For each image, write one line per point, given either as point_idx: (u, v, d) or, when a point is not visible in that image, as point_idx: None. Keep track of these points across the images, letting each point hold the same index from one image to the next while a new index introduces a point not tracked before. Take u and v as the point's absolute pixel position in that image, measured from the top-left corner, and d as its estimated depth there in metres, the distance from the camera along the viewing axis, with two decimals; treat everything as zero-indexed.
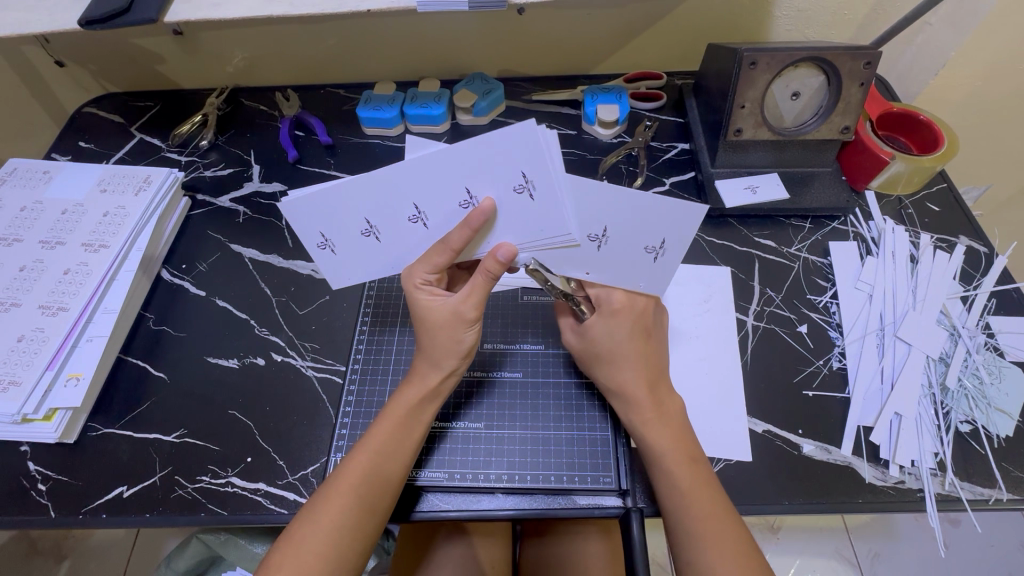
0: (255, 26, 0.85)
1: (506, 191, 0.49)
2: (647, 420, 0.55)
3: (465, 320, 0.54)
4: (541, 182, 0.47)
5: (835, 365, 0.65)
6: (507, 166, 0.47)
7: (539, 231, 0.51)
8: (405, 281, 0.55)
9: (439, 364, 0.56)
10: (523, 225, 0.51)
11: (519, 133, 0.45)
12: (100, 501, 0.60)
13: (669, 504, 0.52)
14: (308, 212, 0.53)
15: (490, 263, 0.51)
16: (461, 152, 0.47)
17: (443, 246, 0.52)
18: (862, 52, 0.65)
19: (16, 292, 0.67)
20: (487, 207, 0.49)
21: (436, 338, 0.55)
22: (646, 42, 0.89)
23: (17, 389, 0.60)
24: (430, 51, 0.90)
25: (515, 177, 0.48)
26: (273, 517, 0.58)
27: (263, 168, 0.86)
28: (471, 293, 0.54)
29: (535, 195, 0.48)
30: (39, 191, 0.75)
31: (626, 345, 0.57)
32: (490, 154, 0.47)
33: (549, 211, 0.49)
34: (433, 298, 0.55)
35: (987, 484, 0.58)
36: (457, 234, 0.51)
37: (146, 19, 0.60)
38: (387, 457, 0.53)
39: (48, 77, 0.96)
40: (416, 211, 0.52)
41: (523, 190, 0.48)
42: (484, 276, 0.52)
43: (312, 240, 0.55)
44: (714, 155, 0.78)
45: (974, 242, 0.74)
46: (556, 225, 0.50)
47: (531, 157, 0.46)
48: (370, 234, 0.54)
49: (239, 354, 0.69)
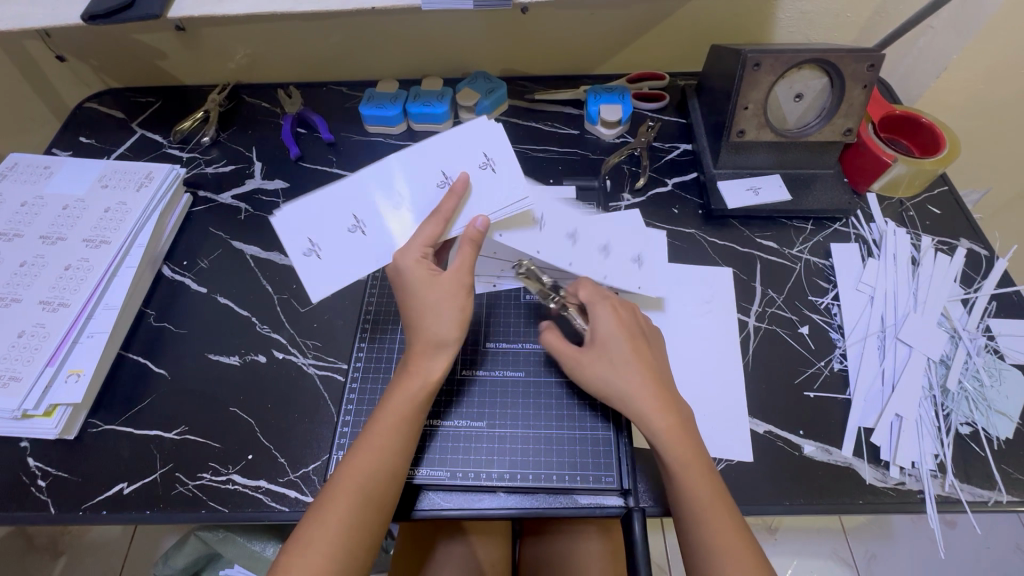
0: (259, 22, 0.85)
1: (473, 169, 0.60)
2: (667, 430, 0.53)
3: (461, 284, 0.56)
4: (499, 156, 0.60)
5: (836, 367, 0.66)
6: (471, 151, 0.61)
7: (508, 198, 0.59)
8: (400, 262, 0.55)
9: (443, 343, 0.56)
10: (493, 197, 0.59)
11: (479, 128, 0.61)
12: (100, 498, 0.59)
13: (686, 513, 0.52)
14: (296, 215, 0.58)
15: (473, 229, 0.56)
16: (437, 153, 0.60)
17: (437, 216, 0.56)
18: (865, 54, 0.65)
19: (15, 287, 0.66)
20: (463, 179, 0.58)
21: (433, 311, 0.56)
22: (649, 43, 0.89)
23: (18, 384, 0.59)
24: (433, 49, 0.90)
25: (478, 158, 0.60)
26: (274, 515, 0.58)
27: (265, 165, 0.86)
28: (465, 261, 0.56)
29: (497, 167, 0.60)
30: (40, 186, 0.75)
31: (626, 348, 0.57)
32: (461, 151, 0.60)
33: (507, 180, 0.60)
34: (432, 271, 0.56)
35: (986, 485, 0.58)
36: (444, 203, 0.57)
37: (150, 15, 0.59)
38: (394, 455, 0.53)
39: (49, 72, 0.96)
40: (401, 199, 0.59)
41: (486, 166, 0.60)
42: (470, 243, 0.56)
43: (300, 247, 0.58)
44: (716, 156, 0.78)
45: (974, 245, 0.74)
46: (516, 188, 0.59)
47: (493, 143, 0.61)
48: (356, 229, 0.59)
49: (240, 352, 0.69)
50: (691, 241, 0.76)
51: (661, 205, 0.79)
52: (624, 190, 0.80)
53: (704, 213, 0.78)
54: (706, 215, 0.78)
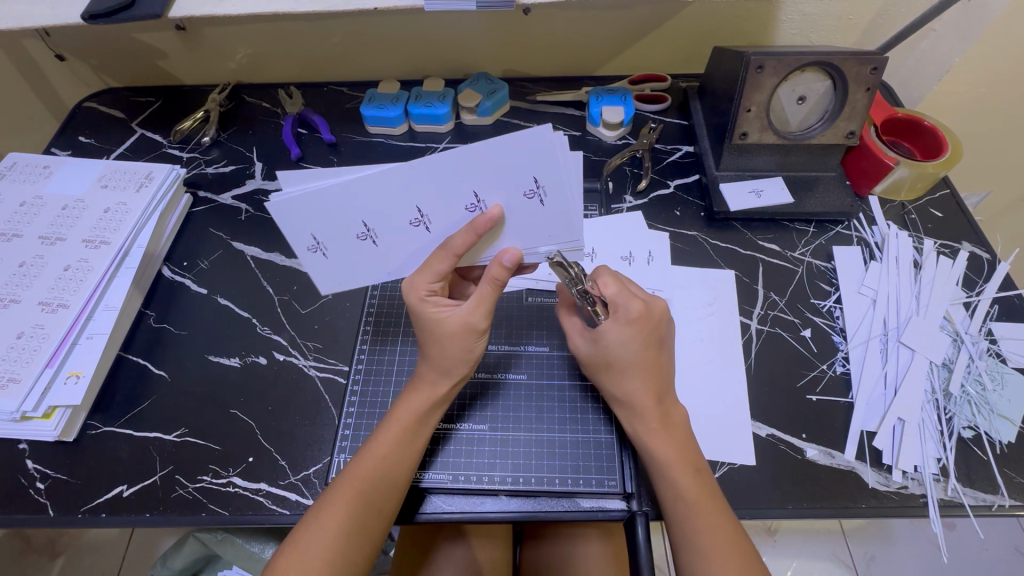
0: (260, 22, 0.85)
1: (516, 198, 0.50)
2: (656, 432, 0.55)
3: (476, 331, 0.54)
4: (553, 188, 0.48)
5: (838, 370, 0.66)
6: (519, 173, 0.48)
7: (544, 235, 0.53)
8: (410, 294, 0.54)
9: (449, 372, 0.56)
10: (530, 229, 0.52)
11: (539, 141, 0.46)
12: (99, 500, 0.59)
13: (674, 514, 0.52)
14: (297, 216, 0.52)
15: (495, 269, 0.52)
16: (464, 158, 0.47)
17: (445, 252, 0.51)
18: (869, 57, 0.65)
19: (14, 288, 0.66)
20: (496, 214, 0.50)
21: (447, 349, 0.55)
22: (651, 44, 0.89)
23: (16, 386, 0.59)
24: (434, 49, 0.89)
25: (526, 183, 0.48)
26: (274, 517, 0.58)
27: (266, 165, 0.85)
28: (480, 303, 0.54)
29: (546, 201, 0.49)
30: (39, 186, 0.75)
31: (637, 356, 0.56)
32: (500, 165, 0.47)
33: (556, 217, 0.51)
34: (440, 309, 0.55)
35: (989, 489, 0.58)
36: (461, 239, 0.50)
37: (151, 14, 0.59)
38: (394, 461, 0.53)
39: (48, 71, 0.95)
40: (418, 215, 0.51)
41: (533, 195, 0.49)
42: (490, 284, 0.53)
43: (303, 244, 0.54)
44: (719, 158, 0.78)
45: (976, 248, 0.74)
46: (564, 231, 0.52)
47: (545, 165, 0.47)
48: (366, 237, 0.54)
49: (240, 353, 0.69)
50: (692, 242, 0.75)
51: (663, 207, 0.79)
52: (626, 192, 0.80)
53: (706, 215, 0.78)
54: (708, 217, 0.77)
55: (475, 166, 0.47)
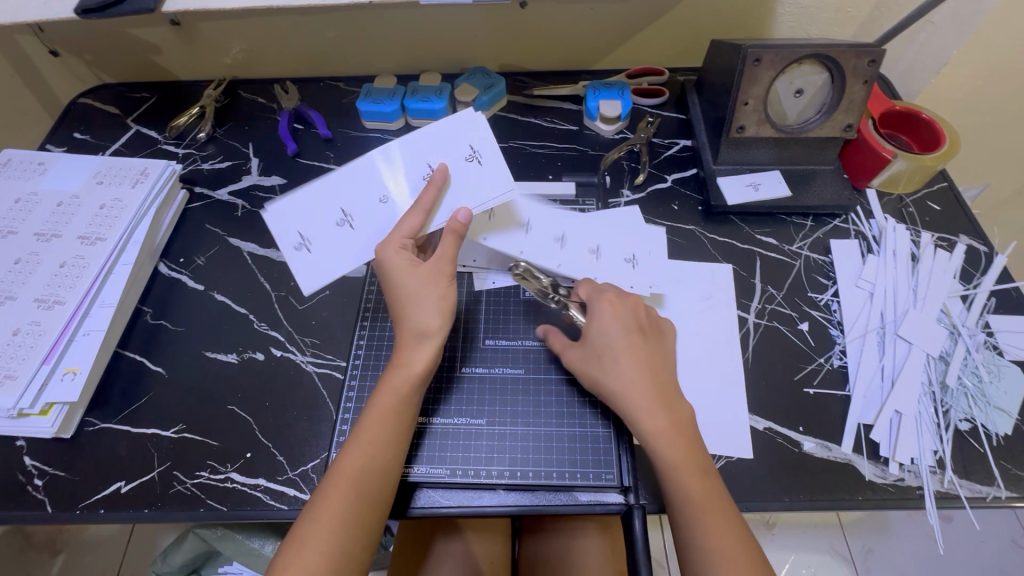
0: (255, 16, 0.84)
1: (458, 160, 0.61)
2: (659, 427, 0.54)
3: (443, 273, 0.57)
4: (484, 148, 0.61)
5: (836, 363, 0.66)
6: (457, 141, 0.62)
7: (495, 189, 0.60)
8: (379, 252, 0.56)
9: (423, 336, 0.56)
10: (478, 188, 0.60)
11: (462, 119, 0.63)
12: (98, 497, 0.59)
13: (680, 515, 0.52)
14: (285, 211, 0.61)
15: (455, 219, 0.57)
16: (415, 140, 0.62)
17: (413, 211, 0.57)
18: (866, 50, 0.65)
19: (10, 285, 0.66)
20: (443, 170, 0.59)
21: (419, 303, 0.56)
22: (649, 38, 0.88)
23: (13, 382, 0.59)
24: (430, 43, 0.89)
25: (465, 149, 0.61)
26: (273, 513, 0.58)
27: (262, 162, 0.85)
28: (444, 251, 0.57)
29: (482, 160, 0.61)
30: (34, 182, 0.74)
31: (621, 343, 0.58)
32: (440, 137, 0.62)
33: (496, 172, 0.60)
34: (410, 261, 0.56)
35: (985, 481, 0.58)
36: (420, 197, 0.57)
37: (145, 9, 0.59)
38: (384, 451, 0.53)
39: (43, 68, 0.95)
40: (387, 193, 0.61)
41: (472, 158, 0.61)
42: (453, 233, 0.57)
43: (290, 241, 0.60)
44: (716, 152, 0.78)
45: (974, 241, 0.74)
46: (505, 180, 0.60)
47: (477, 133, 0.62)
48: (344, 225, 0.61)
49: (237, 349, 0.69)
50: (690, 237, 0.75)
51: (661, 201, 0.78)
52: (623, 186, 0.80)
53: (704, 209, 0.78)
54: (706, 211, 0.78)
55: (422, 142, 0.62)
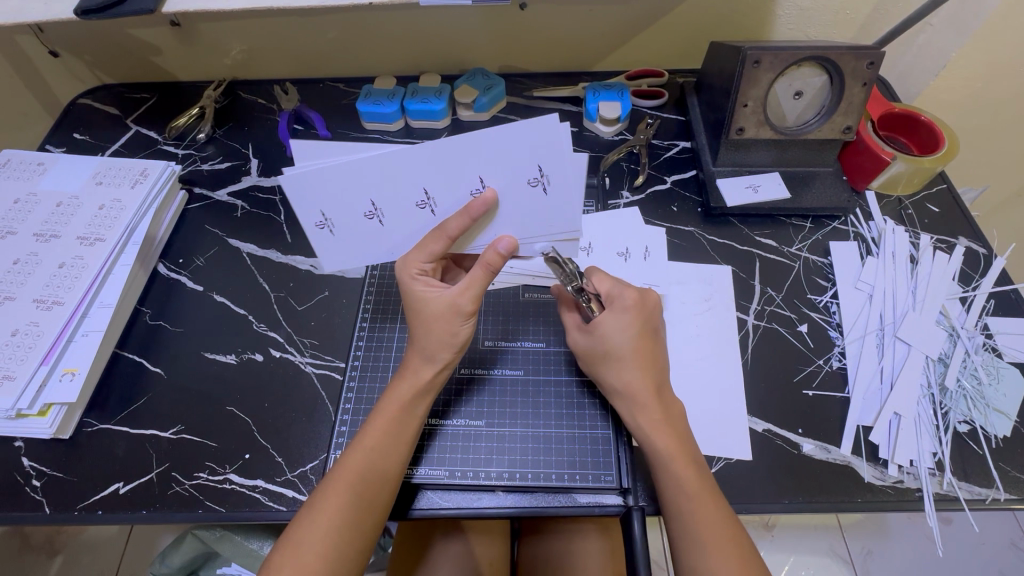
0: (255, 17, 0.84)
1: (520, 183, 0.51)
2: (655, 422, 0.55)
3: (462, 314, 0.54)
4: (556, 175, 0.50)
5: (835, 365, 0.66)
6: (524, 159, 0.49)
7: (544, 223, 0.54)
8: (400, 272, 0.55)
9: (432, 357, 0.55)
10: (526, 217, 0.54)
11: (540, 128, 0.47)
12: (96, 498, 0.59)
13: (674, 508, 0.51)
14: (309, 192, 0.52)
15: (491, 255, 0.53)
16: (480, 143, 0.48)
17: (441, 233, 0.53)
18: (865, 52, 0.65)
19: (9, 285, 0.66)
20: (491, 197, 0.51)
21: (431, 329, 0.55)
22: (648, 39, 0.88)
23: (12, 383, 0.59)
24: (430, 44, 0.89)
25: (530, 170, 0.50)
26: (271, 514, 0.58)
27: (262, 163, 0.85)
28: (469, 286, 0.54)
29: (548, 189, 0.51)
30: (33, 183, 0.74)
31: (635, 344, 0.57)
32: (508, 150, 0.49)
33: (558, 206, 0.52)
34: (428, 288, 0.55)
35: (984, 483, 0.58)
36: (455, 222, 0.52)
37: (145, 10, 0.59)
38: (384, 455, 0.53)
39: (43, 68, 0.95)
40: (425, 197, 0.53)
41: (537, 183, 0.51)
42: (483, 269, 0.53)
43: (311, 219, 0.55)
44: (715, 154, 0.78)
45: (973, 243, 0.74)
46: (562, 219, 0.53)
47: (551, 154, 0.49)
48: (372, 217, 0.55)
49: (237, 350, 0.69)
50: (690, 238, 0.75)
51: (661, 203, 0.78)
52: (623, 187, 0.80)
53: (703, 210, 0.78)
54: (705, 213, 0.78)
55: (483, 149, 0.49)
